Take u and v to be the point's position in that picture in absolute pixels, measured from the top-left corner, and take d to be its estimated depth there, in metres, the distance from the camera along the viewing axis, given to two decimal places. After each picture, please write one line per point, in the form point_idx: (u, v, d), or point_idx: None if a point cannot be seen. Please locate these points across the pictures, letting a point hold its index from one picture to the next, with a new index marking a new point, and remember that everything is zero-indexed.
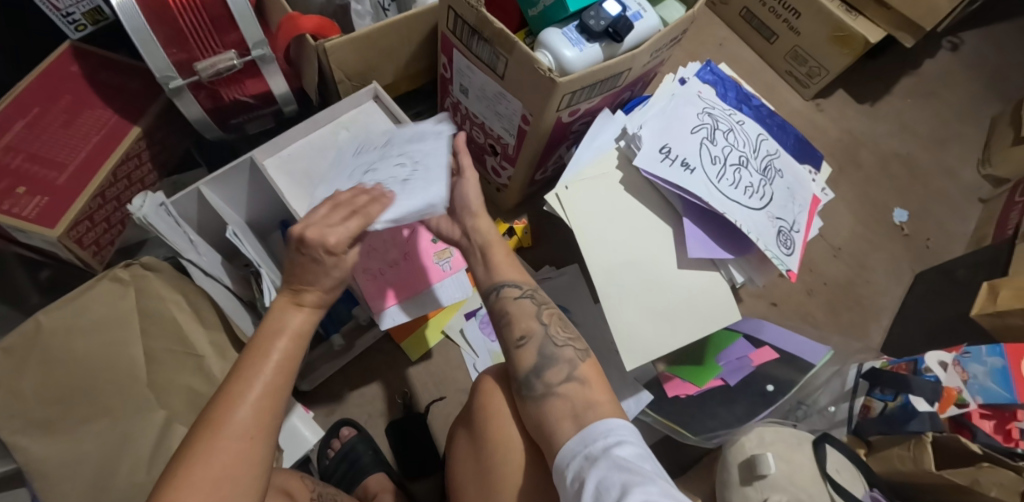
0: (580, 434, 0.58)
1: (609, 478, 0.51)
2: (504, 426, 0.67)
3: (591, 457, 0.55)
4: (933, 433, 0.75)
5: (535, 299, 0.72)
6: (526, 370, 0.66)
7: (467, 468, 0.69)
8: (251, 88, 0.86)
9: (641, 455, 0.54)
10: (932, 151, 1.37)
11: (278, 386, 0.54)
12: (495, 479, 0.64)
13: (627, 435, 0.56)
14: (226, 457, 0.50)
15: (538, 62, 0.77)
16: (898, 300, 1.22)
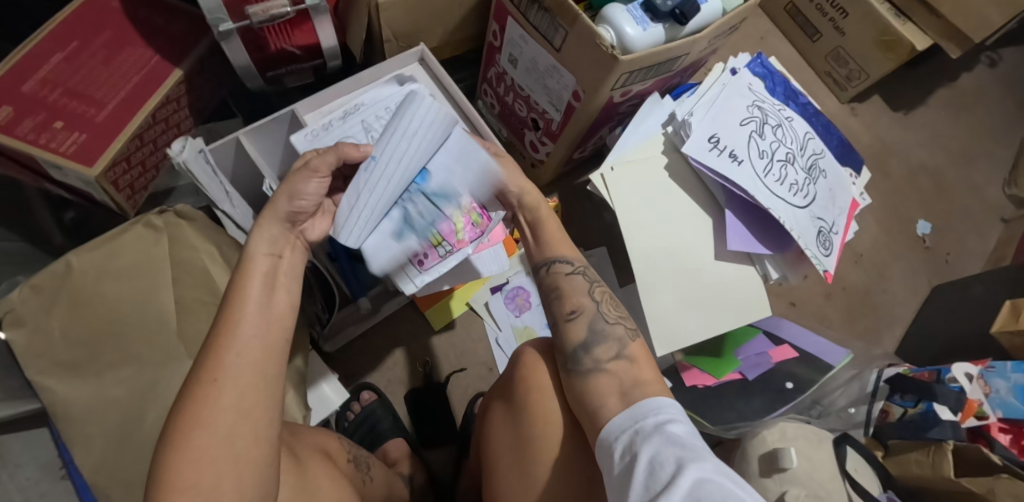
0: (628, 411, 0.57)
1: (662, 453, 0.50)
2: (544, 401, 0.65)
3: (641, 434, 0.53)
4: (954, 442, 0.77)
5: (586, 275, 0.71)
6: (574, 344, 0.65)
7: (499, 441, 0.67)
8: (299, 38, 0.83)
9: (690, 432, 0.53)
10: (960, 167, 1.40)
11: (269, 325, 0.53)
12: (529, 453, 0.63)
13: (676, 414, 0.55)
14: (234, 404, 0.48)
15: (601, 37, 0.75)
16: (913, 311, 1.26)
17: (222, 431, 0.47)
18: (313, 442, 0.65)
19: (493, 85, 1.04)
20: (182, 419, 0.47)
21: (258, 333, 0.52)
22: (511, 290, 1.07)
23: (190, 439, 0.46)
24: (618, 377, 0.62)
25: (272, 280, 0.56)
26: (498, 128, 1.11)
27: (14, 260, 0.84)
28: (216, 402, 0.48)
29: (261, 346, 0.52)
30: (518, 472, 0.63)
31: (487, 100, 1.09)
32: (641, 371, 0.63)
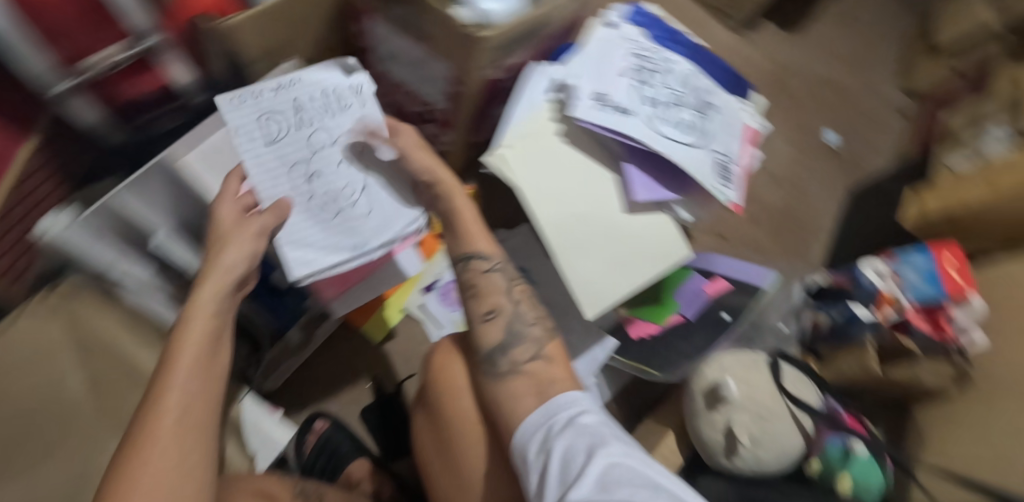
0: (541, 406, 0.57)
1: (573, 445, 0.51)
2: (459, 400, 0.65)
3: (554, 428, 0.54)
4: (874, 340, 0.82)
5: (506, 273, 0.70)
6: (492, 347, 0.64)
7: (427, 444, 0.68)
8: (150, 81, 0.80)
9: (601, 422, 0.54)
10: (857, 73, 1.45)
11: (204, 382, 0.56)
12: (456, 450, 0.63)
13: (589, 405, 0.56)
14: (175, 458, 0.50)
15: (456, 19, 0.74)
16: (837, 219, 1.30)
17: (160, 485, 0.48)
18: (249, 488, 0.65)
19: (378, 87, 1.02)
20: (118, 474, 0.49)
21: (197, 389, 0.55)
22: (445, 286, 1.06)
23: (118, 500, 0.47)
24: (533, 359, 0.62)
25: (213, 339, 0.59)
26: None
27: None
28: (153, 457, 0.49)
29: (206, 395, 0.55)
30: (450, 477, 0.63)
31: None
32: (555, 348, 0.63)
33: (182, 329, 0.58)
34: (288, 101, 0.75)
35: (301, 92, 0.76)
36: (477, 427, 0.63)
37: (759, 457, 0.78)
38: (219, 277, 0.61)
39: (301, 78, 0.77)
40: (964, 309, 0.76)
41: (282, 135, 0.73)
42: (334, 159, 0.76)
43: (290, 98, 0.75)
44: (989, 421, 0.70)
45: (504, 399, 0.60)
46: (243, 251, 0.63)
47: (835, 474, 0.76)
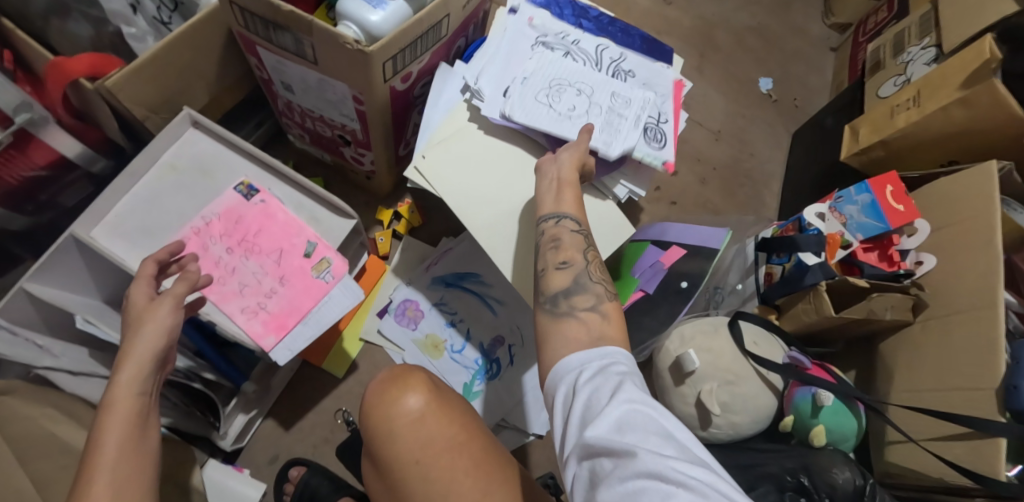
0: (585, 350, 0.56)
1: (599, 392, 0.50)
2: (391, 444, 0.59)
3: (583, 374, 0.53)
4: (827, 282, 0.78)
5: (588, 238, 0.66)
6: (555, 290, 0.62)
7: (376, 489, 0.62)
8: (38, 157, 0.75)
9: (630, 372, 0.53)
10: (779, 17, 1.45)
11: (131, 461, 0.55)
12: (404, 494, 0.58)
13: (620, 358, 0.54)
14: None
15: (342, 35, 0.70)
16: (783, 164, 1.30)
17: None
18: None
19: (290, 117, 0.97)
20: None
21: (126, 473, 0.54)
22: (398, 306, 1.04)
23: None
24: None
25: (141, 419, 0.58)
26: (319, 155, 1.05)
27: None
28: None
29: (132, 488, 0.54)
30: None
31: (295, 132, 1.02)
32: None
33: (103, 412, 0.56)
34: (534, 37, 0.92)
35: (543, 32, 0.93)
36: (418, 466, 0.57)
37: (733, 422, 0.77)
38: (139, 357, 0.59)
39: (504, 25, 0.91)
40: (908, 237, 0.80)
41: (533, 61, 0.88)
42: (571, 76, 0.89)
43: (533, 35, 0.92)
44: (943, 354, 0.72)
45: (550, 333, 0.59)
46: (161, 323, 0.61)
47: (809, 426, 0.75)
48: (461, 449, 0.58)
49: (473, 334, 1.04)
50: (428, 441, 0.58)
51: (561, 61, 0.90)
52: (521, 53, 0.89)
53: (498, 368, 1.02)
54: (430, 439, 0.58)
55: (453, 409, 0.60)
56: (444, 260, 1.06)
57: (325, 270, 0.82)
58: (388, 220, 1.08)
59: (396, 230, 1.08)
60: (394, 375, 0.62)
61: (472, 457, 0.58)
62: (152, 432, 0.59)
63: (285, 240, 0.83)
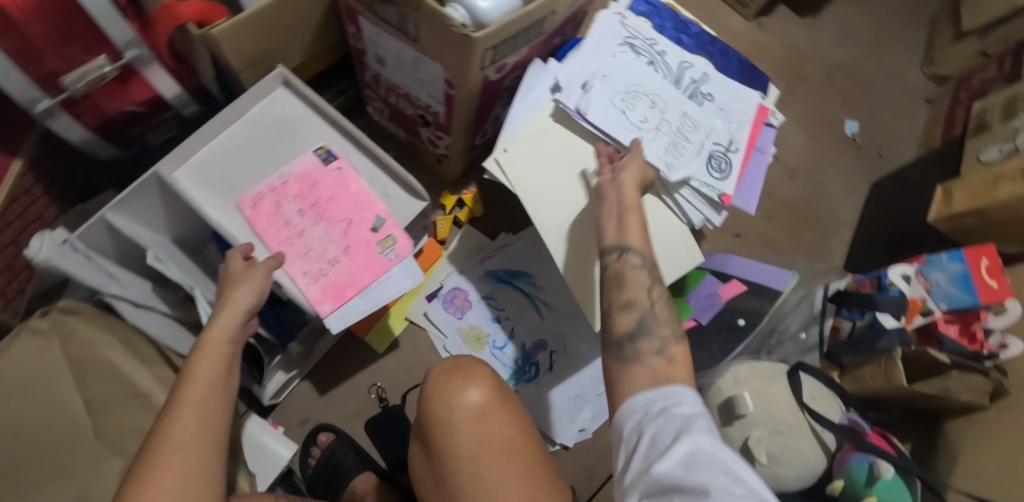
0: (648, 391, 0.54)
1: (664, 430, 0.49)
2: (447, 435, 0.60)
3: (649, 413, 0.51)
4: (903, 349, 0.74)
5: (652, 274, 0.65)
6: (621, 333, 0.60)
7: (423, 474, 0.64)
8: (137, 93, 0.76)
9: (697, 413, 0.50)
10: (876, 58, 1.39)
11: (217, 396, 0.56)
12: (452, 486, 0.59)
13: (687, 399, 0.52)
14: (193, 466, 0.51)
15: (449, 17, 0.69)
16: (857, 213, 1.24)
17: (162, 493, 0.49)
18: None
19: (375, 89, 0.97)
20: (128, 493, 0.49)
21: (211, 409, 0.55)
22: (448, 293, 1.03)
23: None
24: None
25: (227, 363, 0.59)
26: (395, 131, 1.05)
27: None
28: (174, 465, 0.50)
29: (208, 430, 0.54)
30: None
31: (375, 105, 1.02)
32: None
33: (197, 349, 0.58)
34: (623, 41, 0.90)
35: (629, 35, 0.91)
36: (471, 462, 0.59)
37: (780, 475, 0.74)
38: (237, 304, 0.62)
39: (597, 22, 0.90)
40: (996, 316, 0.74)
41: (612, 66, 0.88)
42: (650, 88, 0.89)
43: (623, 35, 0.91)
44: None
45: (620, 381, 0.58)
46: (260, 281, 0.65)
47: (861, 496, 0.71)
48: (515, 451, 0.60)
49: (516, 333, 1.02)
50: (484, 438, 0.59)
51: (642, 73, 0.89)
52: (603, 58, 0.89)
53: (536, 372, 1.01)
54: (487, 436, 0.60)
55: (511, 410, 0.63)
56: (500, 255, 1.05)
57: (389, 246, 0.82)
58: (451, 207, 1.06)
59: (456, 217, 1.07)
60: (453, 369, 0.65)
61: (525, 461, 0.59)
62: (234, 381, 0.60)
63: (355, 211, 0.84)
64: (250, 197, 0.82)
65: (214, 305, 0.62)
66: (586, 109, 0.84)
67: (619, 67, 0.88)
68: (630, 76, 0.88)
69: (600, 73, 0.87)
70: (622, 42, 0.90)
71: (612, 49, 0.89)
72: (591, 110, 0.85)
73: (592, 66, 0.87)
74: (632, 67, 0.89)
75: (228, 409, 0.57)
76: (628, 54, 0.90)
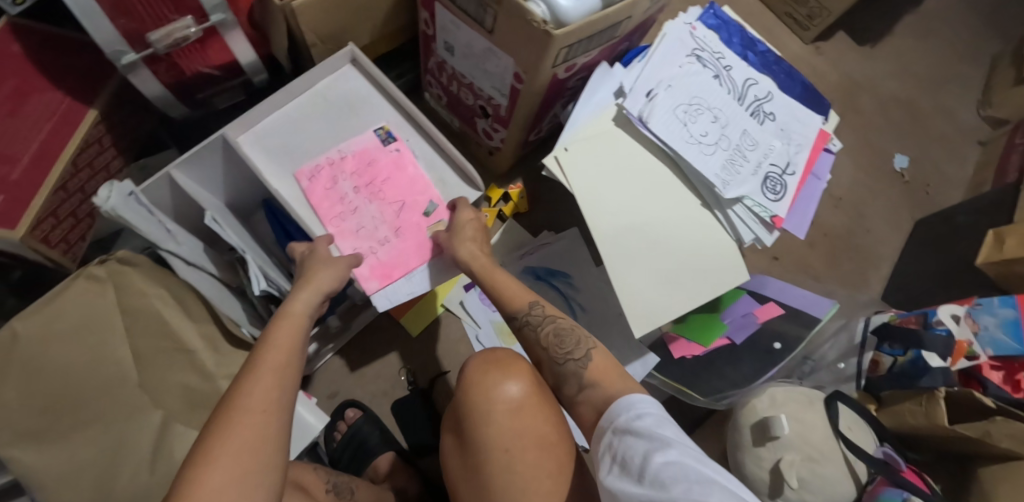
0: (614, 406, 0.55)
1: (633, 446, 0.49)
2: (484, 426, 0.61)
3: (619, 431, 0.51)
4: (946, 389, 0.75)
5: (541, 319, 0.67)
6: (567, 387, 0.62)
7: (455, 463, 0.64)
8: (215, 57, 0.78)
9: (662, 420, 0.51)
10: (933, 94, 1.37)
11: (295, 359, 0.60)
12: (486, 477, 0.59)
13: (647, 407, 0.53)
14: (272, 427, 0.53)
15: (530, 12, 0.69)
16: (898, 249, 1.23)
17: (245, 448, 0.50)
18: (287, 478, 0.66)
19: (437, 76, 0.98)
20: (211, 451, 0.50)
21: (290, 370, 0.58)
22: None
23: (211, 469, 0.48)
24: (588, 393, 0.60)
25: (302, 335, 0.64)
26: (450, 119, 1.06)
27: None
28: (256, 425, 0.52)
29: (284, 391, 0.56)
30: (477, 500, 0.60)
31: (434, 92, 1.04)
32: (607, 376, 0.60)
33: (279, 319, 0.65)
34: (691, 52, 0.90)
35: (698, 46, 0.91)
36: (505, 455, 0.59)
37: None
38: (318, 283, 0.70)
39: (668, 29, 0.89)
40: None
41: (679, 76, 0.88)
42: (713, 103, 0.89)
43: (692, 47, 0.91)
44: None
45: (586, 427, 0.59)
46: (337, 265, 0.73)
47: None
48: (550, 449, 0.59)
49: None
50: (520, 433, 0.60)
51: (707, 86, 0.89)
52: (670, 67, 0.88)
53: None
54: (523, 432, 0.60)
55: (549, 407, 0.63)
56: (541, 253, 1.05)
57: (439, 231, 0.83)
58: (496, 200, 1.06)
59: (501, 211, 1.06)
60: (495, 362, 0.65)
61: (556, 459, 0.59)
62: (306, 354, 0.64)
63: (410, 193, 0.84)
64: (310, 168, 0.83)
65: (296, 285, 0.70)
66: (650, 116, 0.85)
67: (685, 78, 0.89)
68: (695, 88, 0.89)
69: (666, 82, 0.87)
70: (691, 53, 0.90)
71: (679, 59, 0.89)
72: (655, 119, 0.85)
73: (661, 73, 0.87)
74: (698, 80, 0.89)
75: (300, 378, 0.59)
76: (695, 66, 0.90)
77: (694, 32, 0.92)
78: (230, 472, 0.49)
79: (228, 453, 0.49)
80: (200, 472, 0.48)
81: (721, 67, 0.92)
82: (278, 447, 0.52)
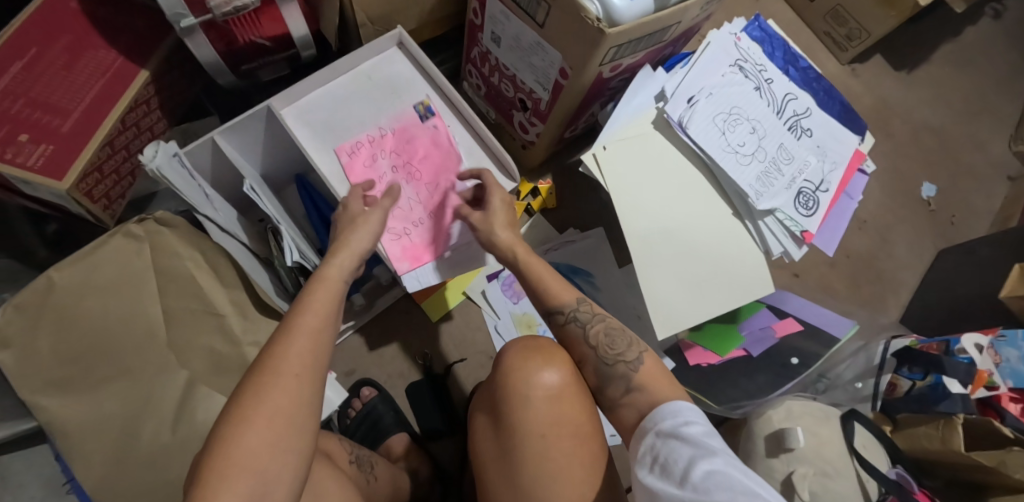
0: (659, 411, 0.56)
1: (677, 450, 0.50)
2: (522, 410, 0.61)
3: (663, 436, 0.53)
4: (964, 415, 0.76)
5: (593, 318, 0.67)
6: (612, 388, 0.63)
7: (486, 444, 0.65)
8: (268, 29, 0.80)
9: (708, 431, 0.52)
10: (965, 125, 1.37)
11: (329, 326, 0.59)
12: (517, 460, 0.61)
13: (694, 416, 0.54)
14: (304, 393, 0.53)
15: (585, 9, 0.70)
16: (919, 276, 1.23)
17: (281, 412, 0.50)
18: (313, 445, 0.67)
19: (478, 66, 0.99)
20: (247, 412, 0.50)
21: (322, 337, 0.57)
22: (508, 277, 1.05)
23: (246, 431, 0.49)
24: (635, 395, 0.61)
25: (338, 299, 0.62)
26: (486, 110, 1.07)
27: None
28: (289, 390, 0.52)
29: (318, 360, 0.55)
30: (506, 480, 0.61)
31: (473, 82, 1.05)
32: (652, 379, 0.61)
33: (314, 282, 0.62)
34: (734, 62, 0.91)
35: (742, 56, 0.91)
36: (541, 440, 0.60)
37: None
38: (353, 247, 0.68)
39: (713, 38, 0.90)
40: None
41: (722, 85, 0.89)
42: (752, 115, 0.90)
43: (735, 57, 0.91)
44: None
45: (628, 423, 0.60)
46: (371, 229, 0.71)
47: None
48: (584, 438, 0.61)
49: None
50: (557, 420, 0.61)
51: (747, 97, 0.90)
52: (713, 75, 0.89)
53: None
54: (559, 419, 0.61)
55: (585, 397, 0.64)
56: (565, 249, 1.05)
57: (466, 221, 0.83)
58: (525, 193, 1.06)
59: (529, 205, 1.07)
60: (533, 348, 0.66)
61: (591, 451, 0.61)
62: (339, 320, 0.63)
63: (447, 179, 0.85)
64: (351, 146, 0.84)
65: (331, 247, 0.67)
66: (690, 123, 0.86)
67: (727, 88, 0.89)
68: (736, 99, 0.89)
69: (708, 90, 0.88)
70: (734, 63, 0.90)
71: (722, 69, 0.90)
72: (694, 127, 0.86)
73: (703, 81, 0.88)
74: (739, 91, 0.90)
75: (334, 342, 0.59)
76: (737, 76, 0.90)
77: (737, 42, 0.92)
78: (264, 435, 0.49)
79: (264, 418, 0.49)
80: (236, 433, 0.49)
81: (762, 80, 0.92)
82: (310, 411, 0.53)
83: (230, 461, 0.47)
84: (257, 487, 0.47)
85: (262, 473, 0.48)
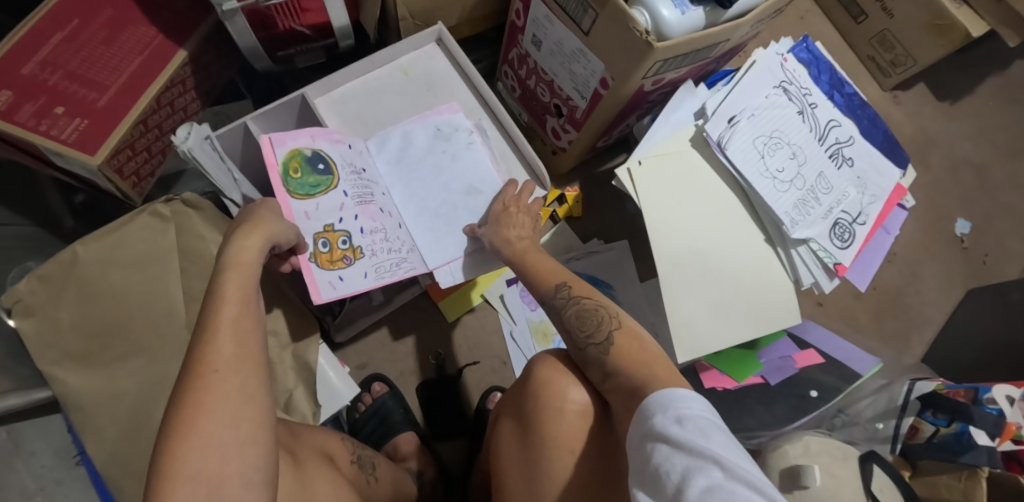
0: (653, 399, 0.48)
1: (669, 457, 0.42)
2: (554, 421, 0.60)
3: (656, 435, 0.45)
4: (989, 469, 0.74)
5: (569, 301, 0.67)
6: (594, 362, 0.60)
7: (509, 452, 0.64)
8: (310, 18, 0.79)
9: (707, 427, 0.43)
10: (1007, 162, 1.32)
11: (250, 315, 0.52)
12: (542, 471, 0.58)
13: (690, 408, 0.45)
14: (230, 386, 0.47)
15: (634, 21, 0.68)
16: (945, 315, 1.20)
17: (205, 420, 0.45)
18: (316, 444, 0.66)
19: (515, 67, 0.98)
20: (175, 422, 0.45)
21: (245, 325, 0.51)
22: None
23: (179, 444, 0.44)
24: (612, 379, 0.57)
25: (254, 283, 0.55)
26: (519, 112, 1.06)
27: (23, 244, 0.83)
28: (215, 388, 0.46)
29: (247, 357, 0.49)
30: (527, 486, 0.59)
31: (508, 83, 1.03)
32: (626, 351, 0.58)
33: (228, 263, 0.55)
34: (779, 84, 0.88)
35: (787, 78, 0.89)
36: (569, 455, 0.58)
37: None
38: (269, 225, 0.61)
39: (759, 57, 0.87)
40: None
41: (764, 106, 0.86)
42: (793, 140, 0.87)
43: (780, 78, 0.88)
44: None
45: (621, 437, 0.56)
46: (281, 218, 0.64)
47: None
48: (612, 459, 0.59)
49: None
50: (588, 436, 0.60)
51: (789, 120, 0.87)
52: (756, 95, 0.86)
53: None
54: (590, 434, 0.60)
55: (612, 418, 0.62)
56: (588, 260, 1.03)
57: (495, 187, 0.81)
58: (552, 200, 1.04)
59: (554, 213, 1.05)
60: (554, 366, 0.65)
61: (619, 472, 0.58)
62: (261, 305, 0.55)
63: (473, 173, 0.82)
64: (386, 138, 0.83)
65: (243, 224, 0.60)
66: (729, 143, 0.83)
67: (768, 109, 0.86)
68: (778, 123, 0.87)
69: (749, 111, 0.85)
70: (779, 86, 0.88)
71: (766, 88, 0.87)
72: (732, 148, 0.84)
73: (746, 101, 0.85)
74: (783, 113, 0.87)
75: (262, 329, 0.53)
76: (780, 98, 0.87)
77: (782, 64, 0.89)
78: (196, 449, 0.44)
79: (189, 426, 0.44)
80: (173, 443, 0.44)
81: (809, 104, 0.90)
82: (251, 412, 0.47)
83: (168, 473, 0.42)
84: (205, 491, 0.42)
85: (203, 477, 0.43)
